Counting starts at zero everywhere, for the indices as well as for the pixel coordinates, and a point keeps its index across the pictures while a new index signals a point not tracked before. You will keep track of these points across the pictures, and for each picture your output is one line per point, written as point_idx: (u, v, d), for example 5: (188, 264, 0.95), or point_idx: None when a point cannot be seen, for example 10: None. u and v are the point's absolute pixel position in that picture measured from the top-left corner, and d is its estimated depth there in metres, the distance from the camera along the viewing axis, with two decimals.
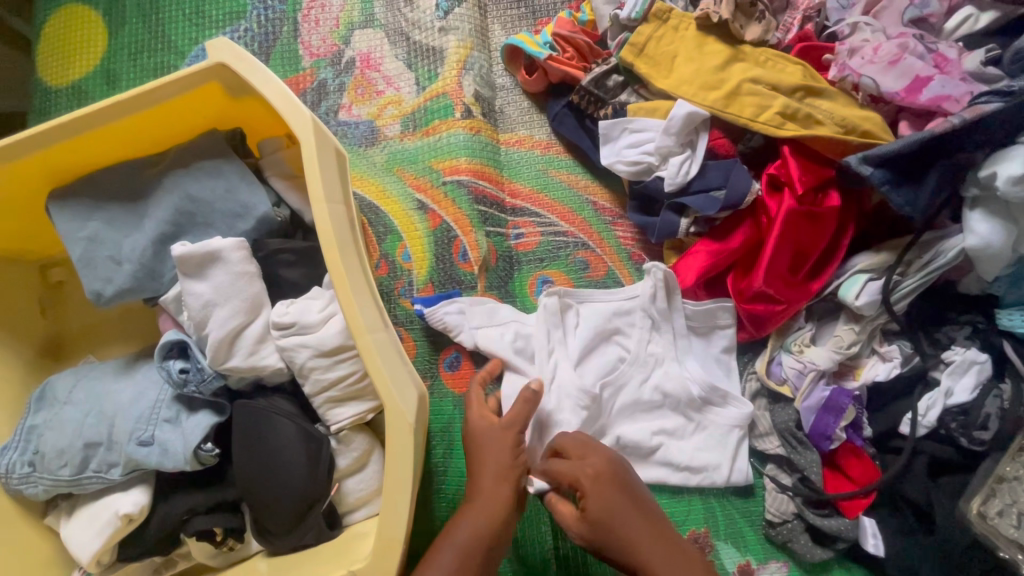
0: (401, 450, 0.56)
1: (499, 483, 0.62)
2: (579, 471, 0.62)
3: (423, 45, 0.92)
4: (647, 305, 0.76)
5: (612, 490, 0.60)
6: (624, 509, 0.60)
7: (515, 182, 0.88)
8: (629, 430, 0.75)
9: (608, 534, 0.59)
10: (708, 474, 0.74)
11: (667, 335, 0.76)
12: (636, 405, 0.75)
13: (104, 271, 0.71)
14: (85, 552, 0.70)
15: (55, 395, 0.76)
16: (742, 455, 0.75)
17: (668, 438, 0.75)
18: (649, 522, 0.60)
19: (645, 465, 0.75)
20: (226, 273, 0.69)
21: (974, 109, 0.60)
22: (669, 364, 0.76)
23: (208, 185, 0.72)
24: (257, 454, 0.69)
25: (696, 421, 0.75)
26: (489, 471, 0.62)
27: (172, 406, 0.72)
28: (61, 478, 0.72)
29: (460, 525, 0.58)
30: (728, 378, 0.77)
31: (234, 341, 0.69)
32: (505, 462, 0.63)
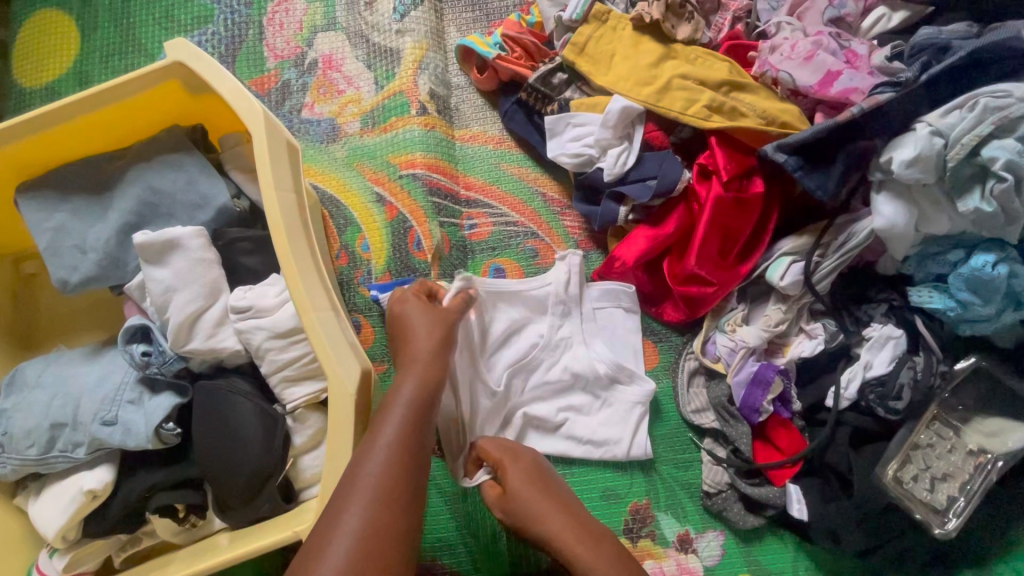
0: (344, 418, 0.61)
1: (437, 363, 0.65)
2: (500, 453, 0.67)
3: (381, 47, 0.96)
4: (553, 294, 0.80)
5: (531, 470, 0.66)
6: (535, 487, 0.64)
7: (469, 175, 0.92)
8: (539, 407, 0.80)
9: (516, 508, 0.63)
10: (609, 448, 0.79)
11: (575, 320, 0.81)
12: (548, 386, 0.80)
13: (71, 259, 0.75)
14: (51, 529, 0.73)
15: (24, 380, 0.80)
16: (644, 430, 0.79)
17: (575, 414, 0.80)
18: (555, 496, 0.64)
19: (550, 438, 0.80)
20: (185, 259, 0.73)
21: (872, 99, 0.65)
22: (576, 346, 0.80)
23: (170, 177, 0.77)
24: (214, 431, 0.73)
25: (602, 398, 0.80)
26: (428, 349, 0.65)
27: (136, 388, 0.76)
28: (28, 458, 0.75)
29: (405, 395, 0.61)
30: (633, 358, 0.82)
31: (194, 325, 0.73)
32: (440, 345, 0.66)
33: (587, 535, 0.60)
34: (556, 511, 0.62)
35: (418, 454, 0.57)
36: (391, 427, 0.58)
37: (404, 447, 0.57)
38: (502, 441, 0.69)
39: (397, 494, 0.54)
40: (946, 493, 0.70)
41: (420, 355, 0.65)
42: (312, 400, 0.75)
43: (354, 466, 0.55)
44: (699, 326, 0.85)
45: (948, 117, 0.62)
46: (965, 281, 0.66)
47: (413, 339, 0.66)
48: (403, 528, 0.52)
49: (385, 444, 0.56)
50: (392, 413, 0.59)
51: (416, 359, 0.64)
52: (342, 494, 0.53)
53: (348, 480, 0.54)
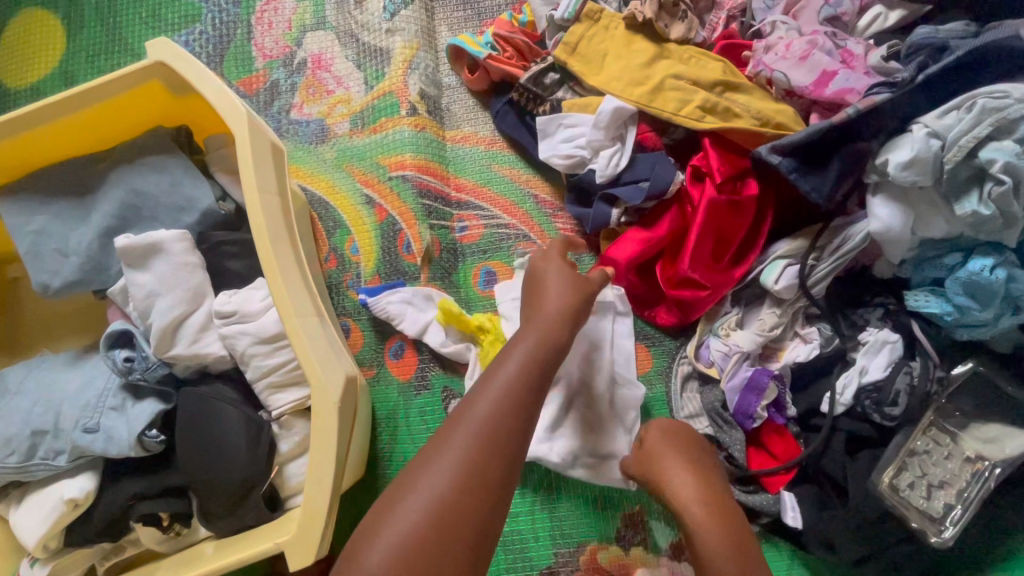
0: (325, 419, 0.59)
1: (564, 322, 0.58)
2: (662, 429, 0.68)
3: (372, 46, 0.95)
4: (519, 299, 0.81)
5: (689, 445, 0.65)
6: (691, 464, 0.63)
7: (460, 176, 0.91)
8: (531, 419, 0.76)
9: (651, 465, 0.65)
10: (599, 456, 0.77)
11: None
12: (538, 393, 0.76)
13: (52, 263, 0.74)
14: (31, 538, 0.71)
15: (6, 386, 0.78)
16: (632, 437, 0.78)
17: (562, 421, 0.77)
18: (705, 478, 0.61)
19: None
20: (168, 263, 0.72)
21: (868, 100, 0.64)
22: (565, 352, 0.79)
23: (153, 179, 0.75)
24: (199, 439, 0.71)
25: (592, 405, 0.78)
26: (558, 306, 0.59)
27: (119, 394, 0.75)
28: (8, 466, 0.73)
29: (527, 344, 0.55)
30: (627, 363, 0.80)
31: (177, 330, 0.72)
32: (573, 307, 0.60)
33: (715, 512, 0.57)
34: (682, 476, 0.61)
35: (530, 411, 0.51)
36: (506, 371, 0.52)
37: (519, 387, 0.51)
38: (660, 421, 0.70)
39: (499, 441, 0.48)
40: (944, 501, 0.69)
41: (552, 307, 0.59)
42: (297, 407, 0.74)
43: (464, 405, 0.51)
44: (693, 330, 0.84)
45: (945, 118, 0.60)
46: (962, 285, 0.65)
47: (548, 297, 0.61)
48: (496, 482, 0.47)
49: (499, 387, 0.51)
50: (516, 356, 0.54)
51: (542, 316, 0.58)
52: (447, 427, 0.50)
53: (457, 413, 0.50)
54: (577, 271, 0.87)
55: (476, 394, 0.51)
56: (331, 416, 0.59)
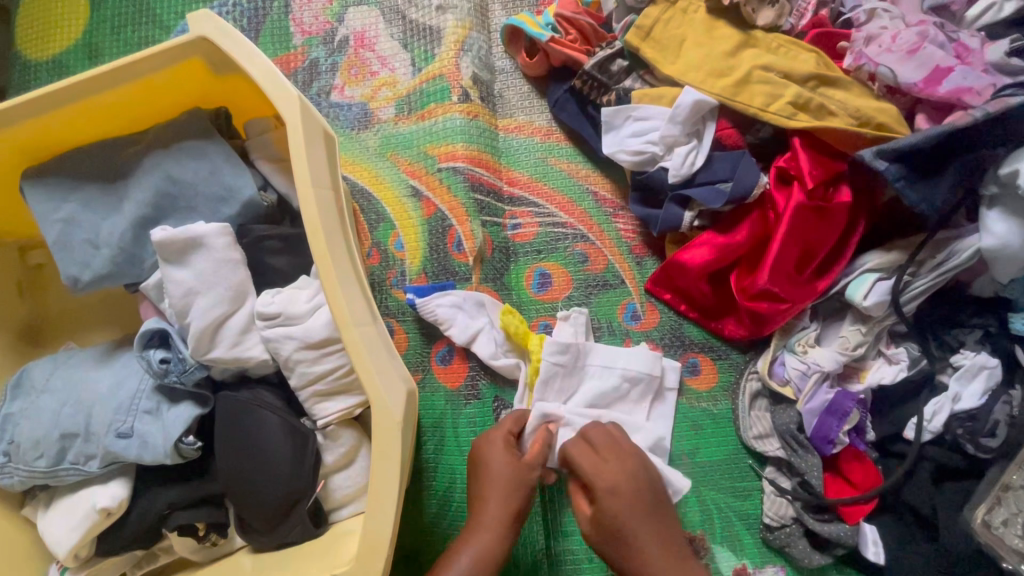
0: (386, 439, 0.54)
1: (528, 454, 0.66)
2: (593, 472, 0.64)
3: (419, 24, 0.88)
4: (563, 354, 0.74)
5: (627, 493, 0.62)
6: (640, 515, 0.62)
7: (514, 169, 0.85)
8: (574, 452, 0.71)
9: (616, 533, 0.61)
10: None
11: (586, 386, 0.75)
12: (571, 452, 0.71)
13: (82, 255, 0.69)
14: (63, 546, 0.68)
15: (34, 382, 0.74)
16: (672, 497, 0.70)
17: None
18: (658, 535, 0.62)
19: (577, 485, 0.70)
20: (208, 259, 0.66)
21: (999, 102, 0.58)
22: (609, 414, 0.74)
23: (191, 166, 0.69)
24: (241, 448, 0.67)
25: None
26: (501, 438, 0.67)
27: (153, 396, 0.70)
28: (37, 469, 0.69)
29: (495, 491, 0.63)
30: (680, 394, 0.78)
31: (216, 331, 0.66)
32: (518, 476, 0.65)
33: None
34: (656, 548, 0.61)
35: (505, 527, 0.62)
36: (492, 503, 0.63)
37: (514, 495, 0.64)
38: (598, 450, 0.65)
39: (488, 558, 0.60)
40: None
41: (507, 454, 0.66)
42: (345, 417, 0.69)
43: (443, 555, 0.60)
44: (763, 343, 0.78)
45: None
46: None
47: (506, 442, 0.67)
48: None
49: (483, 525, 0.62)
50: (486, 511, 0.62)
51: (495, 483, 0.64)
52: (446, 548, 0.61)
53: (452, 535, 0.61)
54: (638, 275, 0.81)
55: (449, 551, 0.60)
56: (394, 433, 0.54)
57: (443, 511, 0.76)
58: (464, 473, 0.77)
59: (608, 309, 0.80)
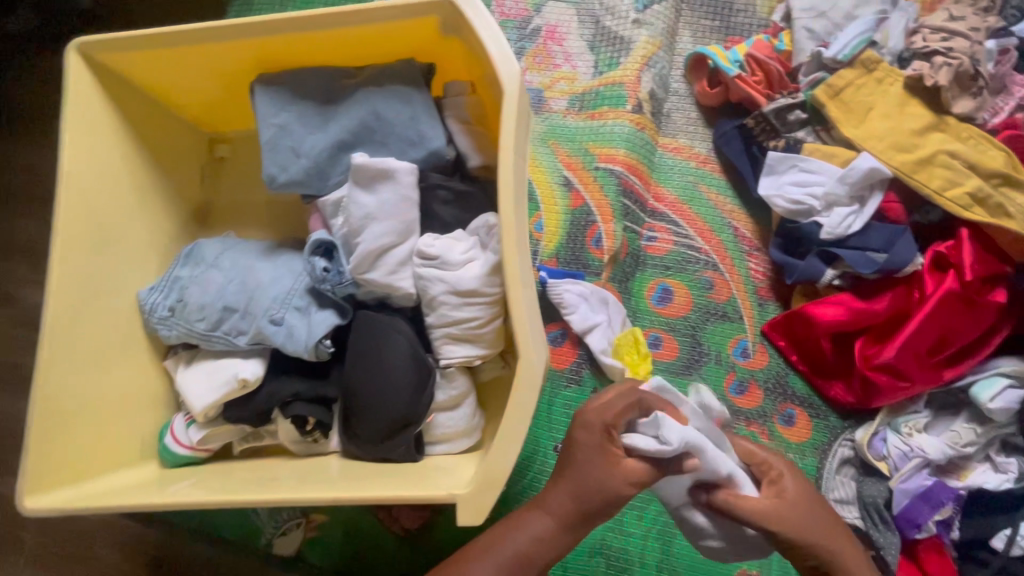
0: (527, 389, 0.59)
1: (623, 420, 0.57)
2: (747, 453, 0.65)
3: (612, 32, 0.93)
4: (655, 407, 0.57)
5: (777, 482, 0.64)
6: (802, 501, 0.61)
7: (662, 186, 0.89)
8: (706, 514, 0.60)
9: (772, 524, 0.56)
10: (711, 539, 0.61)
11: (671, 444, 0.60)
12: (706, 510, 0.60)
13: (284, 158, 0.77)
14: (201, 400, 0.77)
15: (204, 256, 0.84)
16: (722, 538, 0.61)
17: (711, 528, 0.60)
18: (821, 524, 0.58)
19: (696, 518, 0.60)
20: (393, 192, 0.73)
21: None
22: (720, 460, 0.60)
23: (396, 108, 0.77)
24: (373, 364, 0.74)
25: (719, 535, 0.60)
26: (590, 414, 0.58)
27: (304, 296, 0.79)
28: (195, 330, 0.79)
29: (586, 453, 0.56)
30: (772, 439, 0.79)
31: (380, 256, 0.74)
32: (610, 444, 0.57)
33: None
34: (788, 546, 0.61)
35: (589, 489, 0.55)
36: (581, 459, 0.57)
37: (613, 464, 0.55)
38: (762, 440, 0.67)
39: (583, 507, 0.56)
40: None
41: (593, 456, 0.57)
42: (462, 364, 0.75)
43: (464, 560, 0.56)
44: (865, 415, 0.79)
45: None
46: None
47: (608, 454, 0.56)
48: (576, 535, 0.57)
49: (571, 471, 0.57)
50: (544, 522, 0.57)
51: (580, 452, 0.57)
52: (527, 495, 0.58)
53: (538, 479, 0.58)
54: (757, 316, 0.84)
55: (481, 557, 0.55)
56: (533, 385, 0.59)
57: (518, 476, 0.81)
58: (546, 449, 0.82)
59: (719, 339, 0.83)
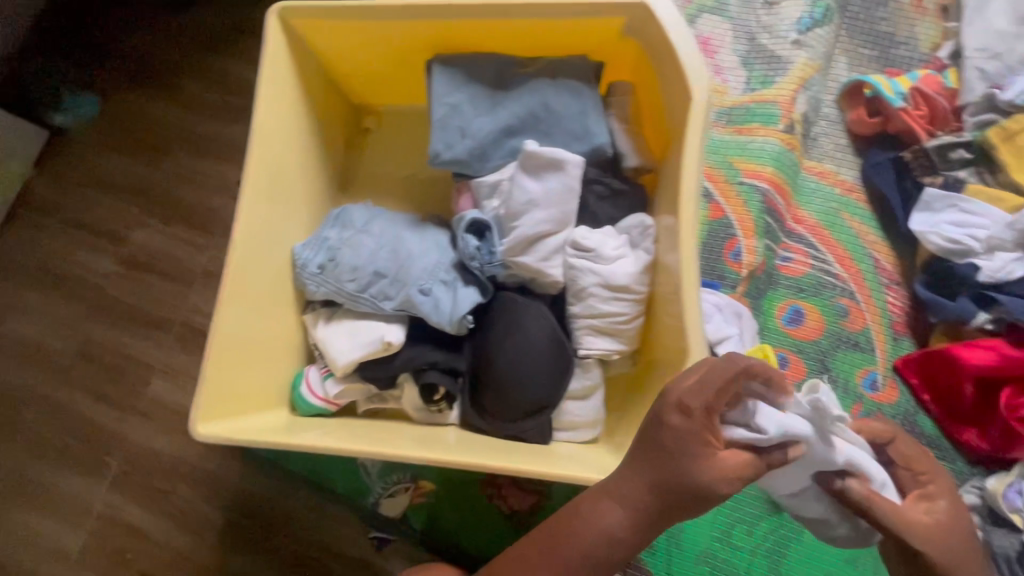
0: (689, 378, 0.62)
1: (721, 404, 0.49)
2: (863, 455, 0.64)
3: (768, 50, 0.93)
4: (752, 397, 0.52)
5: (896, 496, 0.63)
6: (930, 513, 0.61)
7: (803, 208, 0.89)
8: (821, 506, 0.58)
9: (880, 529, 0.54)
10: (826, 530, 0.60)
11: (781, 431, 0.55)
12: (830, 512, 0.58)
13: (450, 137, 0.80)
14: (345, 357, 0.80)
15: (353, 220, 0.88)
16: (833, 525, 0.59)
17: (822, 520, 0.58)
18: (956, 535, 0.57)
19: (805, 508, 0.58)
20: (560, 181, 0.75)
21: None
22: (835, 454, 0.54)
23: (566, 101, 0.79)
24: (514, 345, 0.77)
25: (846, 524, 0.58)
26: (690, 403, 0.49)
27: (451, 271, 0.82)
28: (344, 290, 0.82)
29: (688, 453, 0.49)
30: None
31: (538, 241, 0.76)
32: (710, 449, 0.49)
33: None
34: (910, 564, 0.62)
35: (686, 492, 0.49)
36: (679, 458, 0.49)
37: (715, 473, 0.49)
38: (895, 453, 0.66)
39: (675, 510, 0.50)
40: None
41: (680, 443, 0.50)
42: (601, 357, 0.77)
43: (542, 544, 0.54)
44: (996, 464, 0.78)
45: None
46: None
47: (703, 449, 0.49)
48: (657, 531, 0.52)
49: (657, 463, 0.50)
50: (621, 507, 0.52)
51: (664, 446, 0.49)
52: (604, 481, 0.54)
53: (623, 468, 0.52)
54: (890, 350, 0.83)
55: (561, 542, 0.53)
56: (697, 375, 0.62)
57: None
58: None
59: (849, 368, 0.83)
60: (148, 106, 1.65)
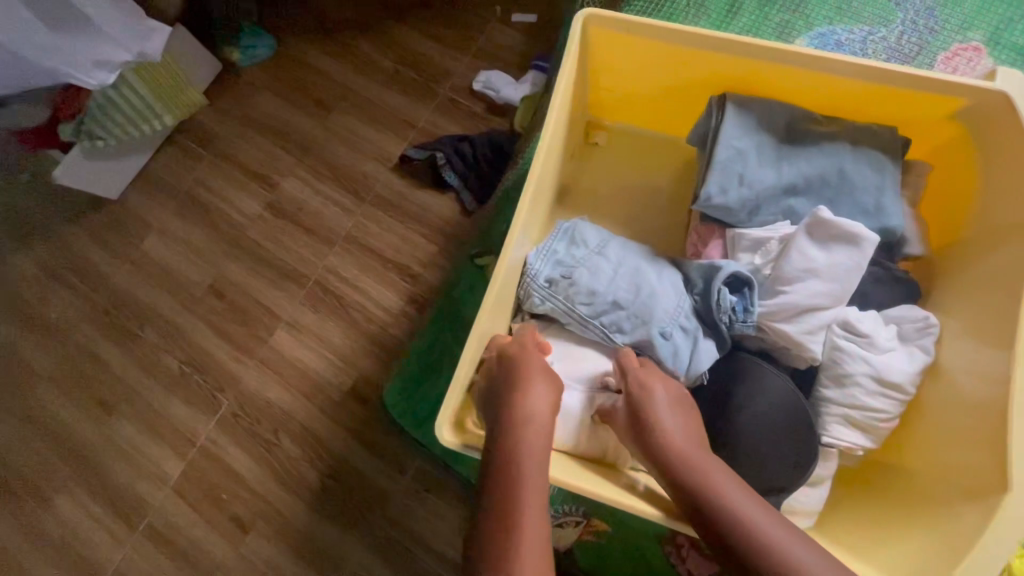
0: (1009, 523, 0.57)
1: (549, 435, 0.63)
2: None
3: None
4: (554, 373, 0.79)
5: None
6: None
7: None
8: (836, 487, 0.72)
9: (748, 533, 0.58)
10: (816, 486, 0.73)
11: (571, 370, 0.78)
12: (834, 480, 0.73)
13: (728, 181, 0.76)
14: (583, 407, 0.76)
15: (585, 239, 0.83)
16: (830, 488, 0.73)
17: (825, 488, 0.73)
18: None
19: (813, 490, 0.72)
20: (849, 257, 0.71)
21: None
22: None
23: (865, 172, 0.74)
24: (758, 414, 0.72)
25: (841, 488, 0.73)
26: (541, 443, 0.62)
27: (691, 319, 0.77)
28: (575, 311, 0.79)
29: (537, 403, 0.64)
30: None
31: (804, 313, 0.72)
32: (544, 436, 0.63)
33: None
34: None
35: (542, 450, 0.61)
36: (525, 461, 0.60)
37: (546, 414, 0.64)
38: None
39: (506, 469, 0.59)
40: None
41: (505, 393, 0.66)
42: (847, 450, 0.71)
43: (510, 507, 0.57)
44: None
45: None
46: None
47: (522, 403, 0.64)
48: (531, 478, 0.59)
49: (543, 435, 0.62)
50: (502, 433, 0.62)
51: (534, 422, 0.63)
52: (508, 468, 0.60)
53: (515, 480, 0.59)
54: None
55: (518, 483, 0.58)
56: (1022, 521, 0.57)
57: None
58: None
59: None
60: (320, 58, 1.65)
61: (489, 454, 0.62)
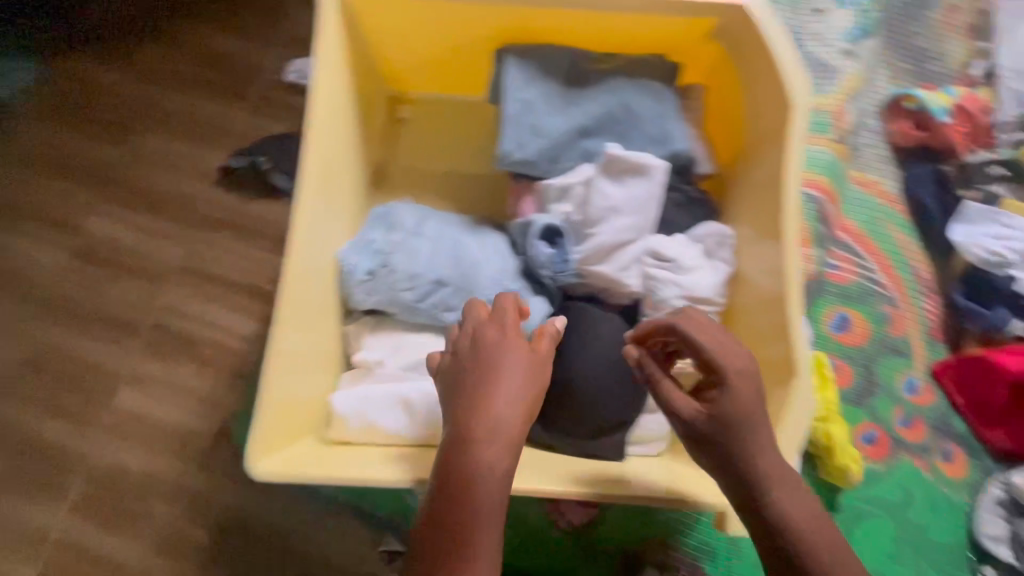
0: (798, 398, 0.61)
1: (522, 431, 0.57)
2: None
3: (818, 57, 0.93)
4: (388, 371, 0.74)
5: None
6: None
7: (846, 216, 0.91)
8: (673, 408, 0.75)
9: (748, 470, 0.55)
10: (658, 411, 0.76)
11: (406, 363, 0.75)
12: None
13: (522, 135, 0.74)
14: (428, 405, 0.70)
15: (401, 222, 0.79)
16: None
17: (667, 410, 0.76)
18: None
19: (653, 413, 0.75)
20: (643, 188, 0.72)
21: None
22: None
23: (647, 104, 0.75)
24: (593, 356, 0.73)
25: None
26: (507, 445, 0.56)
27: (517, 280, 0.76)
28: (400, 299, 0.74)
29: (501, 403, 0.57)
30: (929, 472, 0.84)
31: (614, 250, 0.73)
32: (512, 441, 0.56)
33: None
34: None
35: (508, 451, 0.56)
36: (484, 477, 0.54)
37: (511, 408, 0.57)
38: None
39: (466, 489, 0.53)
40: None
41: (499, 404, 0.57)
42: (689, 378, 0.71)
43: (461, 526, 0.52)
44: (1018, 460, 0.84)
45: None
46: None
47: (487, 406, 0.57)
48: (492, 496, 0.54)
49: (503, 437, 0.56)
50: (461, 454, 0.55)
51: (500, 428, 0.56)
52: (457, 482, 0.54)
53: (466, 491, 0.53)
54: (927, 354, 0.88)
55: (467, 503, 0.53)
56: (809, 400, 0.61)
57: None
58: None
59: (890, 373, 0.87)
60: (97, 71, 1.41)
61: (440, 466, 0.55)
